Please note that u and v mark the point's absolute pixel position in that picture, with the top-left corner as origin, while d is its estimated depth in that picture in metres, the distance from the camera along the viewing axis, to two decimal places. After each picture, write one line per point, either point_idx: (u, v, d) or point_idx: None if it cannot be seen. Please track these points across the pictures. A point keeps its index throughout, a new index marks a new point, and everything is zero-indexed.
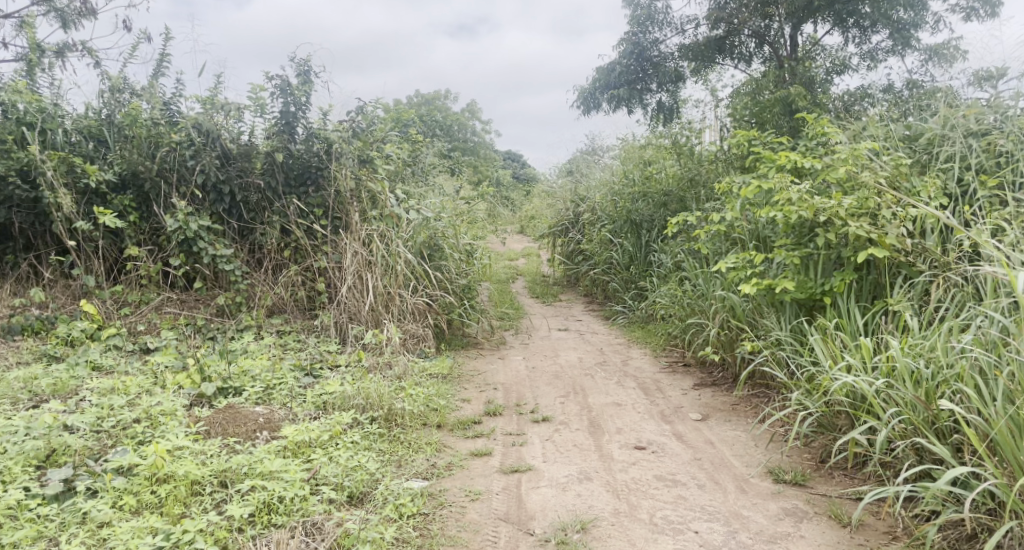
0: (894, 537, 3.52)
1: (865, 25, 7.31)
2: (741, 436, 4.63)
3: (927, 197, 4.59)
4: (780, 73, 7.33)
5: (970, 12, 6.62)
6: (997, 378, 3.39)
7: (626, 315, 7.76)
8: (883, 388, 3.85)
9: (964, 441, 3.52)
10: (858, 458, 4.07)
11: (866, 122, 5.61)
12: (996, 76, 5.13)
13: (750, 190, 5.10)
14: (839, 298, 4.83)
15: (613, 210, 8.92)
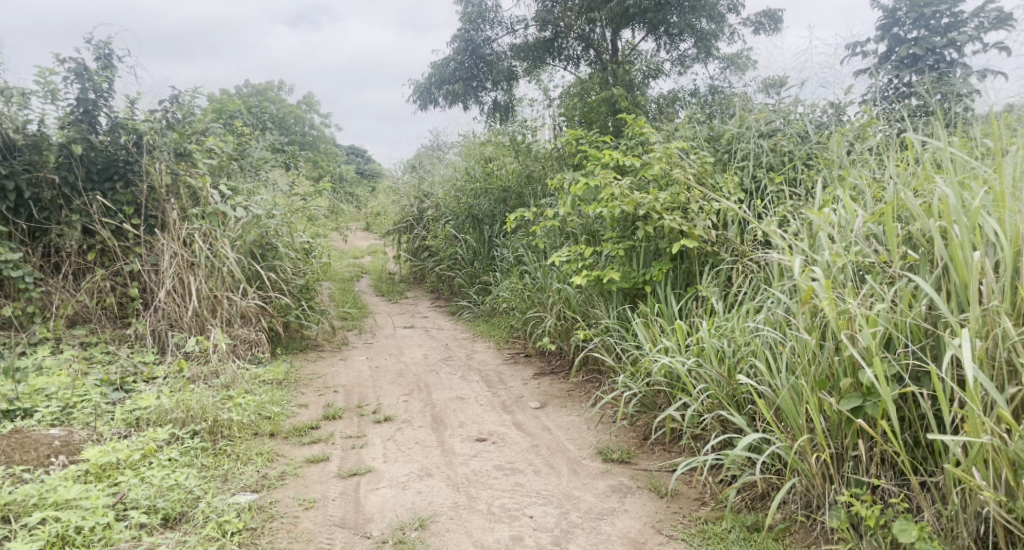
0: (702, 502, 3.76)
1: (673, 33, 7.78)
2: (575, 420, 4.79)
3: (727, 192, 4.98)
4: (604, 77, 7.63)
5: (758, 26, 7.21)
6: (781, 351, 3.69)
7: (471, 310, 7.81)
8: (694, 367, 4.13)
9: (757, 411, 3.82)
10: (675, 433, 4.33)
11: (678, 123, 5.97)
12: (779, 85, 5.66)
13: (579, 186, 5.27)
14: (658, 286, 5.12)
15: (455, 207, 8.93)
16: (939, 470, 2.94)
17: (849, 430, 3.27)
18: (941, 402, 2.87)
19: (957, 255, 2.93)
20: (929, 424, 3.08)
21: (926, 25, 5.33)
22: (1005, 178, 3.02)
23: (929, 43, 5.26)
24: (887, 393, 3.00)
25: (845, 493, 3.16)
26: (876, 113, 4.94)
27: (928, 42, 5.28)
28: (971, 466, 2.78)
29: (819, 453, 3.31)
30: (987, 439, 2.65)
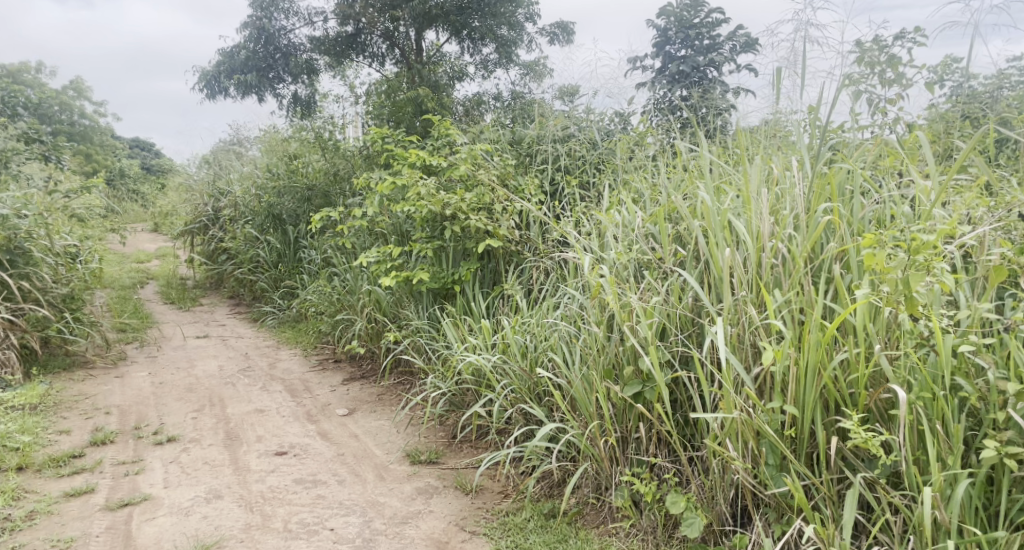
0: (505, 495, 3.84)
1: (475, 38, 7.92)
2: (384, 425, 4.72)
3: (529, 194, 5.16)
4: (409, 76, 7.59)
5: (553, 37, 7.53)
6: (575, 344, 3.86)
7: (275, 316, 7.46)
8: (499, 363, 4.21)
9: (555, 402, 3.96)
10: (481, 429, 4.39)
11: (484, 126, 6.04)
12: (571, 93, 5.97)
13: (384, 185, 5.16)
14: (466, 285, 5.15)
15: (255, 206, 8.48)
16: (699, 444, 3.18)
17: (632, 415, 3.50)
18: (701, 383, 3.13)
19: (714, 253, 3.22)
20: (694, 404, 3.35)
21: (691, 45, 5.88)
22: (752, 183, 3.36)
23: (694, 62, 5.81)
24: (660, 378, 3.24)
25: (627, 472, 3.36)
26: (652, 124, 5.33)
27: (693, 61, 5.83)
28: (725, 438, 3.03)
29: (606, 438, 3.50)
30: (736, 414, 2.91)
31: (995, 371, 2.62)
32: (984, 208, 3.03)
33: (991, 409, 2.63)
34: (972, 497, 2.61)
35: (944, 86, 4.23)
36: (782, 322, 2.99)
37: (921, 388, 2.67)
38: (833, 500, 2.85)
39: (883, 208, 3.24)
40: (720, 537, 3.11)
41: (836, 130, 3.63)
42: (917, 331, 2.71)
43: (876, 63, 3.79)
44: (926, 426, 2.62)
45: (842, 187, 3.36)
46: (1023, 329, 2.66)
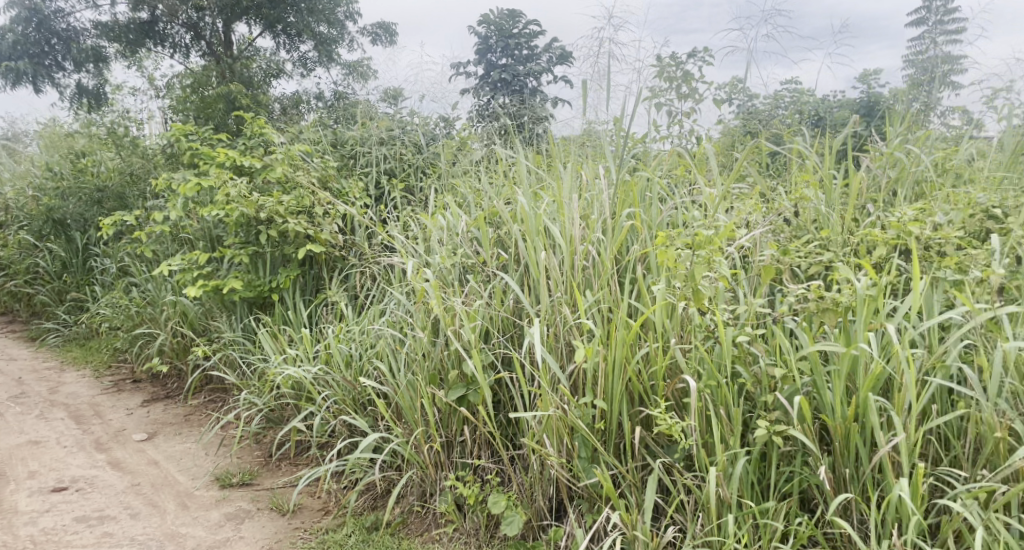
0: (326, 511, 3.67)
1: (291, 34, 7.61)
2: (190, 448, 4.37)
3: (354, 198, 5.01)
4: (218, 71, 7.09)
5: (375, 37, 7.40)
6: (400, 351, 3.78)
7: (60, 333, 6.73)
8: (320, 374, 4.03)
9: (378, 412, 3.84)
10: (302, 445, 4.18)
11: (303, 127, 5.79)
12: (395, 96, 5.92)
13: (188, 187, 4.82)
14: (286, 293, 4.89)
15: (33, 210, 7.62)
16: (519, 442, 3.22)
17: (456, 419, 3.48)
18: (521, 382, 3.17)
19: (531, 256, 3.29)
20: (516, 404, 3.38)
21: (511, 54, 5.98)
22: (564, 189, 3.49)
23: (514, 71, 5.91)
24: (483, 380, 3.24)
25: (450, 476, 3.33)
26: (474, 130, 5.39)
27: (512, 70, 5.93)
28: (543, 435, 3.08)
29: (430, 444, 3.44)
30: (552, 410, 2.97)
31: (766, 359, 2.85)
32: (757, 213, 3.35)
33: (763, 392, 2.84)
34: (749, 472, 2.80)
35: (731, 104, 4.61)
36: (592, 320, 3.10)
37: (708, 377, 2.85)
38: (637, 487, 2.96)
39: (677, 213, 3.50)
40: (538, 533, 3.16)
41: (637, 140, 3.88)
42: (704, 324, 2.91)
43: (674, 78, 4.06)
44: (713, 412, 2.79)
45: (646, 193, 3.57)
46: (787, 320, 2.91)
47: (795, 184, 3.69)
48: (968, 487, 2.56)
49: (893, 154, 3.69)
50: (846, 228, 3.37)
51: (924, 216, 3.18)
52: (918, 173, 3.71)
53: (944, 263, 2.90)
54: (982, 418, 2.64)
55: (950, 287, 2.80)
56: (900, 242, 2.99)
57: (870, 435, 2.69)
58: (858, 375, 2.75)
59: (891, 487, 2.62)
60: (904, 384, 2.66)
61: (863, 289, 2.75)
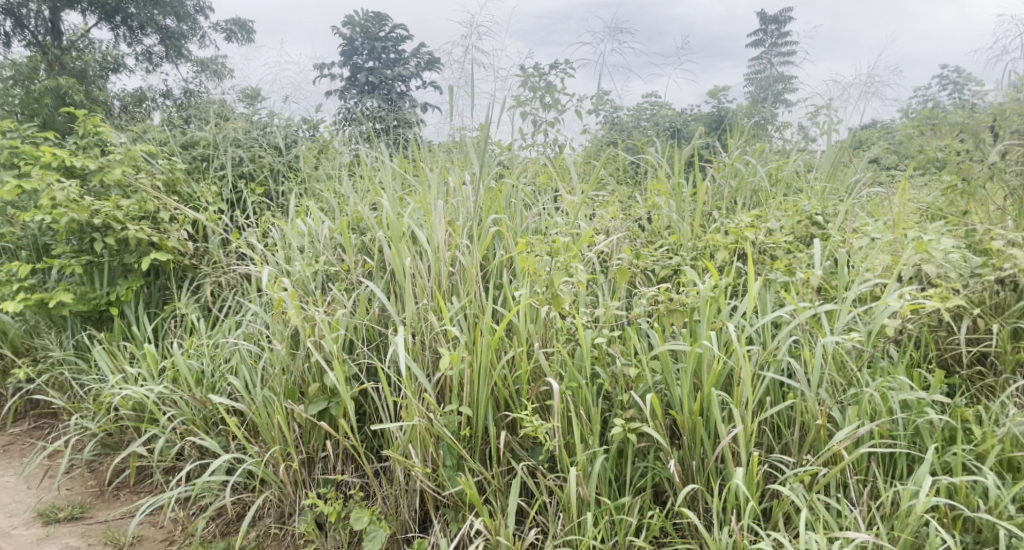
0: (171, 541, 3.39)
1: (133, 26, 7.09)
2: (8, 482, 3.91)
3: (206, 202, 4.70)
4: (45, 62, 6.50)
5: (230, 34, 7.04)
6: (255, 366, 3.57)
7: None
8: (166, 393, 3.73)
9: (229, 431, 3.60)
10: (143, 471, 3.85)
11: (147, 126, 5.39)
12: (253, 96, 5.62)
13: (7, 190, 4.34)
14: (127, 307, 4.51)
15: None
16: (383, 454, 3.09)
17: (316, 434, 3.32)
18: (384, 391, 3.07)
19: (396, 261, 3.19)
20: (380, 415, 3.26)
21: (378, 57, 5.82)
22: (430, 194, 3.44)
23: (382, 75, 5.74)
24: (346, 392, 3.11)
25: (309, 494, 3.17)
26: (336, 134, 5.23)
27: (380, 73, 5.75)
28: (408, 445, 2.98)
29: (289, 462, 3.26)
30: (417, 420, 2.87)
31: (623, 359, 2.90)
32: (616, 219, 3.43)
33: (620, 391, 2.89)
34: (606, 469, 2.82)
35: (599, 115, 4.73)
36: (457, 327, 3.03)
37: (570, 379, 2.86)
38: (501, 492, 2.92)
39: (541, 220, 3.53)
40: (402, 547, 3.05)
41: (504, 146, 3.94)
42: (565, 327, 2.91)
43: (538, 88, 4.10)
44: (574, 412, 2.80)
45: (510, 201, 3.58)
46: (641, 323, 2.99)
47: (648, 193, 3.80)
48: (794, 472, 2.69)
49: (734, 164, 3.85)
50: (694, 234, 3.51)
51: (760, 222, 3.41)
52: (754, 182, 3.94)
53: (775, 266, 3.06)
54: (806, 407, 2.80)
55: (780, 287, 2.98)
56: (739, 247, 3.17)
57: (713, 426, 2.78)
58: (701, 371, 2.85)
59: (730, 475, 2.72)
60: (741, 378, 2.78)
61: (705, 291, 2.88)
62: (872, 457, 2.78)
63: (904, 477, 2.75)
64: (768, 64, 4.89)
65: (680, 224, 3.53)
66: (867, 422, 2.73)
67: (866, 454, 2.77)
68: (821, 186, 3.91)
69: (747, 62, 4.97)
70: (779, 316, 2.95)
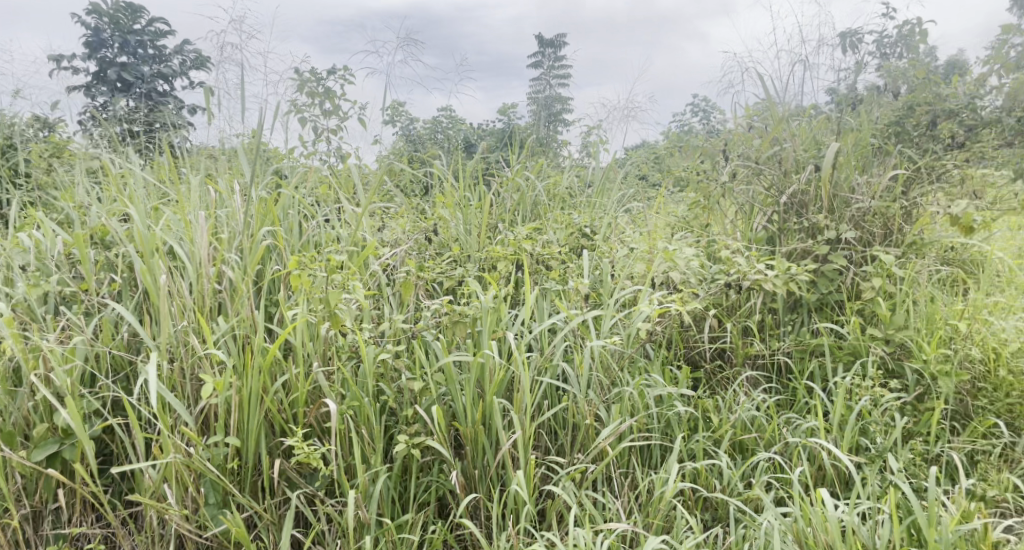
0: None
1: None
2: None
3: None
4: None
5: None
6: None
7: None
8: None
9: None
10: None
11: None
12: None
13: None
14: None
15: None
16: (131, 500, 2.69)
17: (44, 484, 2.75)
18: (133, 427, 2.62)
19: (148, 278, 2.77)
20: (129, 455, 2.81)
21: (133, 53, 5.27)
22: (190, 203, 3.18)
23: (138, 72, 5.20)
24: (83, 431, 2.60)
25: None
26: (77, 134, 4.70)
27: (136, 70, 5.18)
28: (162, 483, 2.62)
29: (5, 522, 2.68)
30: (173, 457, 2.50)
31: (407, 374, 2.76)
32: (403, 230, 3.47)
33: (403, 406, 2.74)
34: (389, 488, 2.69)
35: (395, 126, 4.73)
36: (223, 350, 2.75)
37: (351, 398, 2.69)
38: (275, 525, 2.69)
39: (320, 234, 3.38)
40: None
41: (283, 155, 3.88)
42: (347, 345, 2.76)
43: (317, 94, 4.02)
44: (354, 432, 2.62)
45: (286, 212, 3.37)
46: (426, 336, 2.80)
47: (433, 208, 3.76)
48: (566, 470, 2.65)
49: (516, 179, 3.96)
50: (479, 247, 3.51)
51: (536, 235, 3.50)
52: (532, 199, 4.03)
53: (550, 276, 3.19)
54: (577, 408, 2.81)
55: (555, 295, 3.07)
56: (518, 259, 3.19)
57: (495, 433, 2.68)
58: (481, 379, 2.75)
59: (510, 480, 2.65)
60: (521, 382, 2.70)
61: (487, 302, 2.81)
62: (631, 450, 2.85)
63: (659, 467, 2.85)
64: (547, 86, 5.15)
65: (467, 238, 3.51)
66: (628, 419, 2.82)
67: (626, 449, 2.83)
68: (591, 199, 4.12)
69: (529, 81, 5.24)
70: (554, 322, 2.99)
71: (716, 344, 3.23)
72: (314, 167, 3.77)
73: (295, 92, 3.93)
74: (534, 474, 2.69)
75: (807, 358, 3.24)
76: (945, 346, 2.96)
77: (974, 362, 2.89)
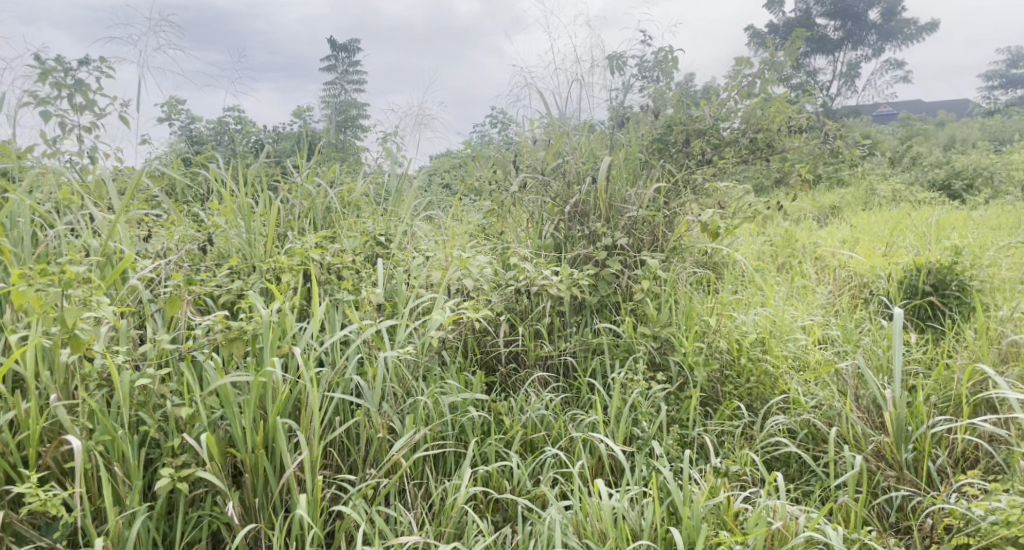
0: None
1: None
2: None
3: None
4: None
5: None
6: None
7: None
8: None
9: None
10: None
11: None
12: None
13: None
14: None
15: None
16: None
17: None
18: None
19: None
20: None
21: None
22: None
23: None
24: None
25: None
26: None
27: None
28: None
29: None
30: None
31: (173, 399, 2.50)
32: (170, 240, 3.05)
33: (169, 436, 2.50)
34: (149, 529, 2.43)
35: (172, 124, 4.43)
36: None
37: (100, 432, 2.40)
38: None
39: (59, 245, 2.95)
40: None
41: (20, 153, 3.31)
42: (93, 372, 2.43)
43: (64, 86, 3.65)
44: (103, 472, 2.33)
45: (13, 220, 2.89)
46: (196, 356, 2.56)
47: (210, 208, 3.39)
48: (357, 488, 2.58)
49: (307, 184, 3.59)
50: (264, 256, 3.16)
51: (326, 243, 3.24)
52: (325, 205, 3.66)
53: (342, 285, 2.95)
54: (369, 421, 2.74)
55: (346, 305, 2.84)
56: (304, 268, 2.91)
57: (278, 457, 2.53)
58: (263, 400, 2.59)
59: (295, 505, 2.50)
60: (308, 401, 2.58)
61: (267, 316, 2.60)
62: (426, 461, 2.84)
63: (451, 474, 2.86)
64: (343, 91, 5.00)
65: (248, 247, 3.17)
66: (422, 428, 2.78)
67: (420, 459, 2.82)
68: (389, 204, 3.94)
69: (322, 85, 5.04)
70: (345, 334, 2.82)
71: (510, 347, 3.24)
72: (52, 166, 3.24)
73: (35, 82, 3.54)
74: (321, 497, 2.58)
75: (590, 357, 3.34)
76: (700, 339, 3.31)
77: (722, 352, 3.24)
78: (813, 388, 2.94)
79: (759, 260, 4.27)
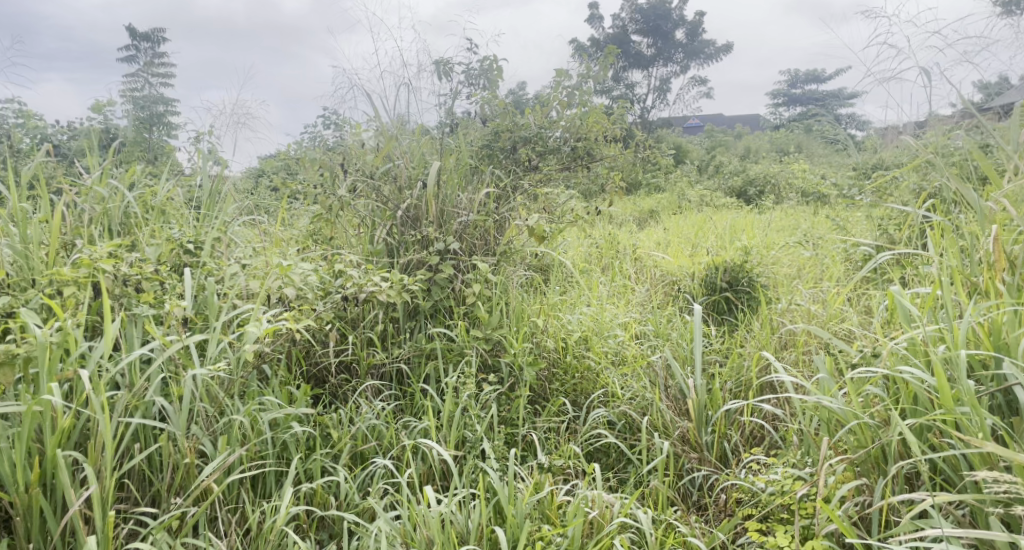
0: None
1: None
2: None
3: None
4: None
5: None
6: None
7: None
8: None
9: None
10: None
11: None
12: None
13: None
14: None
15: None
16: None
17: None
18: None
19: None
20: None
21: None
22: None
23: None
24: None
25: None
26: None
27: None
28: None
29: None
30: None
31: None
32: None
33: None
34: None
35: None
36: None
37: None
38: None
39: None
40: None
41: None
42: None
43: None
44: None
45: None
46: None
47: None
48: (159, 520, 2.45)
49: (96, 187, 3.27)
50: (44, 269, 2.88)
51: (121, 251, 3.00)
52: (121, 210, 3.41)
53: (140, 299, 2.77)
54: (173, 447, 2.60)
55: (144, 321, 2.68)
56: (94, 281, 2.66)
57: (58, 495, 2.35)
58: (41, 432, 2.40)
59: (82, 545, 2.33)
60: (96, 431, 2.41)
61: (44, 337, 2.40)
62: (242, 483, 2.73)
63: (270, 496, 2.77)
64: (147, 84, 4.77)
65: (22, 260, 2.89)
66: (236, 449, 2.67)
67: (236, 482, 2.71)
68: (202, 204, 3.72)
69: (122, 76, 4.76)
70: (146, 352, 2.68)
71: (340, 357, 3.18)
72: None
73: None
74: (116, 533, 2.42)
75: (424, 362, 3.34)
76: (529, 338, 3.46)
77: (550, 350, 3.42)
78: (629, 380, 3.15)
79: (585, 261, 4.51)
